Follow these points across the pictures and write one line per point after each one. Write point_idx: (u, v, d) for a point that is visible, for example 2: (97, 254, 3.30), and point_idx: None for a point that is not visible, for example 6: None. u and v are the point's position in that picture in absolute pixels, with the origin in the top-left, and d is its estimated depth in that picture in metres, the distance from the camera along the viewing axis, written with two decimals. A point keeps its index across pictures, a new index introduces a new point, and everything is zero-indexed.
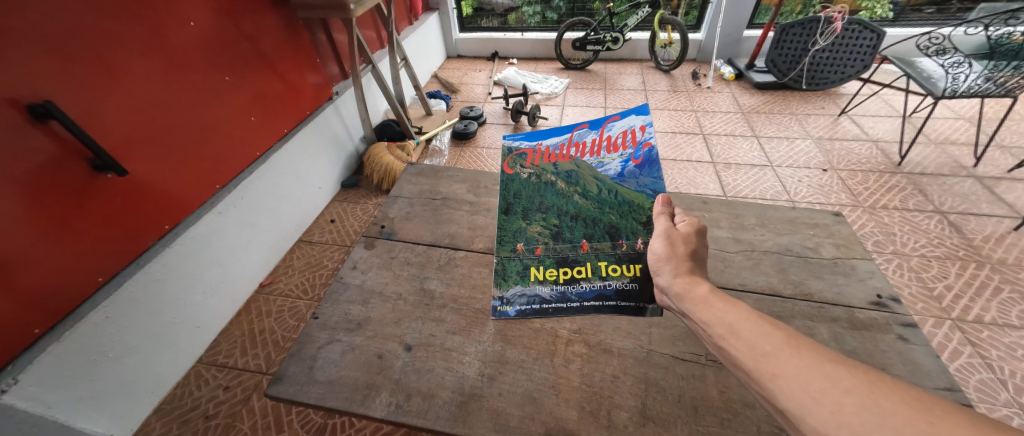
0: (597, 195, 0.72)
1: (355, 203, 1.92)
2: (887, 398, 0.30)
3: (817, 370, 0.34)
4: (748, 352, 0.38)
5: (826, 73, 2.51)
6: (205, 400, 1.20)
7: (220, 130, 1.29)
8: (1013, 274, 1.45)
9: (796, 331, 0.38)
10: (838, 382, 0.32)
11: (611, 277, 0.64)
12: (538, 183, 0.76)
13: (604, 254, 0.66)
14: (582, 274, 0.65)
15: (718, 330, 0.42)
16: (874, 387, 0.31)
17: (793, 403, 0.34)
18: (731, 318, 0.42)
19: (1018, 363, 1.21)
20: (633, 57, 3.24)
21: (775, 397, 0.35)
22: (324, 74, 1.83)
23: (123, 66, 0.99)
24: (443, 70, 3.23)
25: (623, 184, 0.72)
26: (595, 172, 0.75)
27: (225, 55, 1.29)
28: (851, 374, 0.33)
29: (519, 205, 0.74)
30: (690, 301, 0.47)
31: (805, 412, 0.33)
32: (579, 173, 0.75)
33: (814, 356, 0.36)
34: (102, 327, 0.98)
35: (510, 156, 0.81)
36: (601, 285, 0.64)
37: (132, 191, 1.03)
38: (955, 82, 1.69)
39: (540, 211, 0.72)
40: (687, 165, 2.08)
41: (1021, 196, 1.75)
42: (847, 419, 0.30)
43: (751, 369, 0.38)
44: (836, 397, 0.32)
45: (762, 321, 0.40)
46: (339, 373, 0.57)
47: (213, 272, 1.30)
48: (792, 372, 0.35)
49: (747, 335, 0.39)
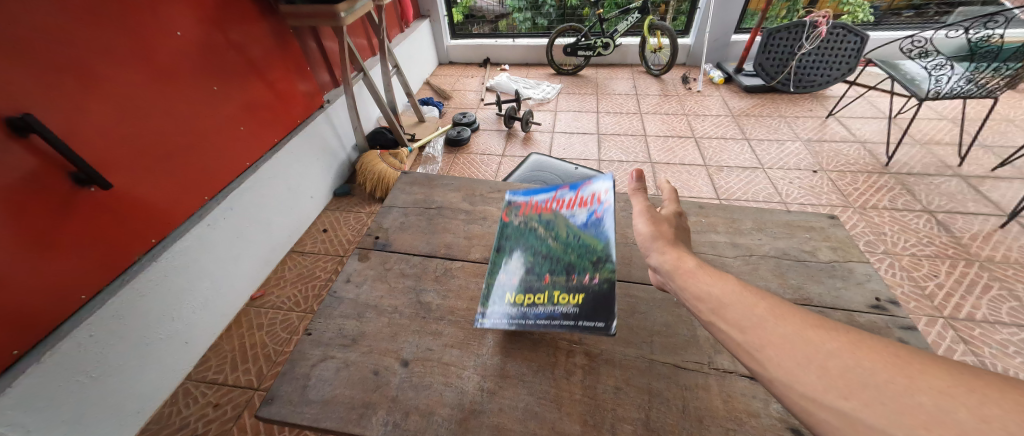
0: (565, 235, 0.68)
1: (347, 212, 1.90)
2: (869, 358, 0.32)
3: (801, 336, 0.35)
4: (735, 324, 0.39)
5: (813, 76, 2.55)
6: (194, 419, 1.16)
7: (209, 139, 1.26)
8: (1002, 271, 1.48)
9: (778, 299, 0.39)
10: (822, 346, 0.34)
11: (558, 304, 0.60)
12: (524, 228, 0.74)
13: (560, 284, 0.62)
14: (538, 300, 0.61)
15: (707, 305, 0.43)
16: (855, 348, 0.33)
17: (780, 370, 0.34)
18: (718, 292, 0.43)
19: (1011, 360, 1.22)
20: (624, 62, 3.27)
21: (762, 365, 0.36)
22: (315, 83, 1.81)
23: (106, 77, 0.97)
24: (435, 76, 3.22)
25: (586, 230, 0.67)
26: (567, 222, 0.70)
27: (213, 64, 1.27)
28: (831, 336, 0.34)
29: (507, 243, 0.72)
30: (679, 277, 0.48)
31: (792, 377, 0.34)
32: (556, 222, 0.71)
33: (796, 320, 0.37)
34: (85, 346, 0.95)
35: (508, 207, 0.81)
36: (549, 311, 0.59)
37: (117, 204, 1.00)
38: (939, 84, 1.73)
39: (521, 247, 0.70)
40: (680, 168, 2.10)
41: (1006, 194, 1.79)
42: (834, 382, 0.31)
43: (738, 339, 0.38)
44: (821, 361, 0.33)
45: (745, 291, 0.42)
46: (333, 391, 0.55)
47: (201, 286, 1.27)
48: (778, 340, 0.36)
49: (733, 309, 0.40)
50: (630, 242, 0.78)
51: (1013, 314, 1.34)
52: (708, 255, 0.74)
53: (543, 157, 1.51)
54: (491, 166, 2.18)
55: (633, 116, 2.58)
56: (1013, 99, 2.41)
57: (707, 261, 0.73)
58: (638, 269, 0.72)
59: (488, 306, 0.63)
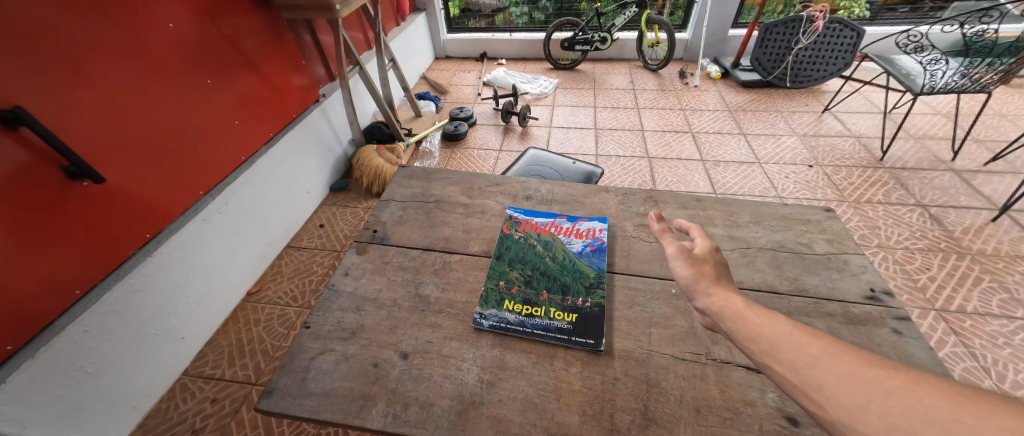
0: (561, 259, 0.71)
1: (344, 206, 1.89)
2: (934, 397, 0.30)
3: (859, 375, 0.34)
4: (791, 367, 0.38)
5: (809, 72, 2.56)
6: (191, 414, 1.16)
7: (203, 133, 1.25)
8: (993, 264, 1.50)
9: (833, 338, 0.38)
10: (882, 385, 0.32)
11: (554, 318, 0.62)
12: (525, 244, 0.75)
13: (555, 300, 0.64)
14: (537, 312, 0.63)
15: (757, 346, 0.42)
16: (919, 386, 0.31)
17: (842, 415, 0.33)
18: (768, 332, 0.42)
19: (1000, 351, 1.25)
20: (621, 57, 3.26)
21: (823, 409, 0.34)
22: (310, 76, 1.79)
23: (96, 69, 0.95)
24: (431, 71, 3.20)
25: (581, 257, 0.72)
26: (563, 247, 0.74)
27: (207, 57, 1.25)
28: (893, 376, 0.33)
29: (508, 254, 0.73)
30: (722, 316, 0.46)
31: (856, 420, 0.32)
32: (554, 244, 0.75)
33: (857, 362, 0.36)
34: (79, 341, 0.94)
35: (509, 220, 0.82)
36: (544, 324, 0.61)
37: (110, 198, 0.99)
38: (933, 78, 1.74)
39: (520, 260, 0.72)
40: (677, 163, 2.10)
41: (997, 188, 1.81)
42: (897, 423, 0.30)
43: (796, 383, 0.37)
44: (882, 401, 0.31)
45: (798, 332, 0.40)
46: (333, 384, 0.54)
47: (197, 282, 1.26)
48: (836, 381, 0.35)
49: (785, 349, 0.39)
50: (629, 235, 0.78)
51: (1004, 306, 1.36)
52: None
53: (540, 152, 1.51)
54: (488, 161, 2.18)
55: (630, 111, 2.58)
56: (1006, 94, 2.43)
57: None
58: (636, 262, 0.72)
59: (487, 308, 0.63)
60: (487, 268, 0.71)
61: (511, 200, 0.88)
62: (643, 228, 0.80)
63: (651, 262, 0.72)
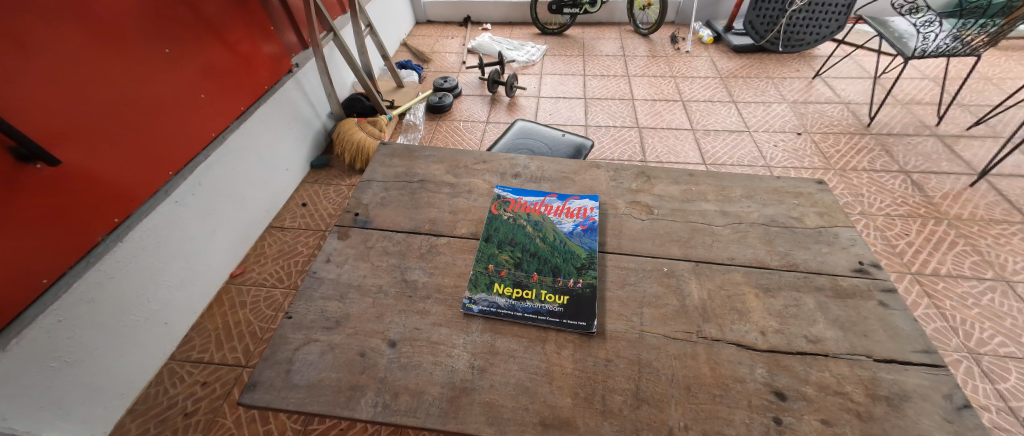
0: (552, 240, 0.70)
1: (327, 184, 1.83)
2: None
3: None
4: None
5: (802, 35, 2.50)
6: (182, 397, 1.15)
7: (168, 109, 1.16)
8: (968, 229, 1.54)
9: None
10: None
11: (546, 302, 0.61)
12: (515, 224, 0.73)
13: (547, 284, 0.63)
14: (528, 296, 0.61)
15: None
16: None
17: None
18: None
19: (968, 311, 1.30)
20: (611, 21, 3.14)
21: None
22: (280, 44, 1.66)
23: (34, 38, 0.84)
24: (413, 37, 3.03)
25: (571, 238, 0.70)
26: (553, 227, 0.72)
27: (163, 24, 1.14)
28: None
29: (497, 236, 0.71)
30: None
31: None
32: (544, 224, 0.73)
33: None
34: (54, 332, 0.90)
35: (498, 200, 0.79)
36: (535, 307, 0.60)
37: (72, 182, 0.92)
38: (926, 42, 1.71)
39: (509, 242, 0.70)
40: (667, 133, 2.07)
41: (978, 153, 1.83)
42: None
43: None
44: None
45: None
46: (319, 375, 0.53)
47: (175, 265, 1.21)
48: None
49: None
50: (620, 213, 0.77)
51: (975, 268, 1.41)
52: (696, 224, 0.74)
53: (528, 124, 1.46)
54: (475, 133, 2.11)
55: (620, 79, 2.50)
56: (993, 58, 2.43)
57: (697, 230, 0.72)
58: (628, 240, 0.71)
59: (476, 292, 0.62)
60: (474, 249, 0.69)
61: (498, 178, 0.85)
62: (635, 205, 0.78)
63: (643, 240, 0.71)
